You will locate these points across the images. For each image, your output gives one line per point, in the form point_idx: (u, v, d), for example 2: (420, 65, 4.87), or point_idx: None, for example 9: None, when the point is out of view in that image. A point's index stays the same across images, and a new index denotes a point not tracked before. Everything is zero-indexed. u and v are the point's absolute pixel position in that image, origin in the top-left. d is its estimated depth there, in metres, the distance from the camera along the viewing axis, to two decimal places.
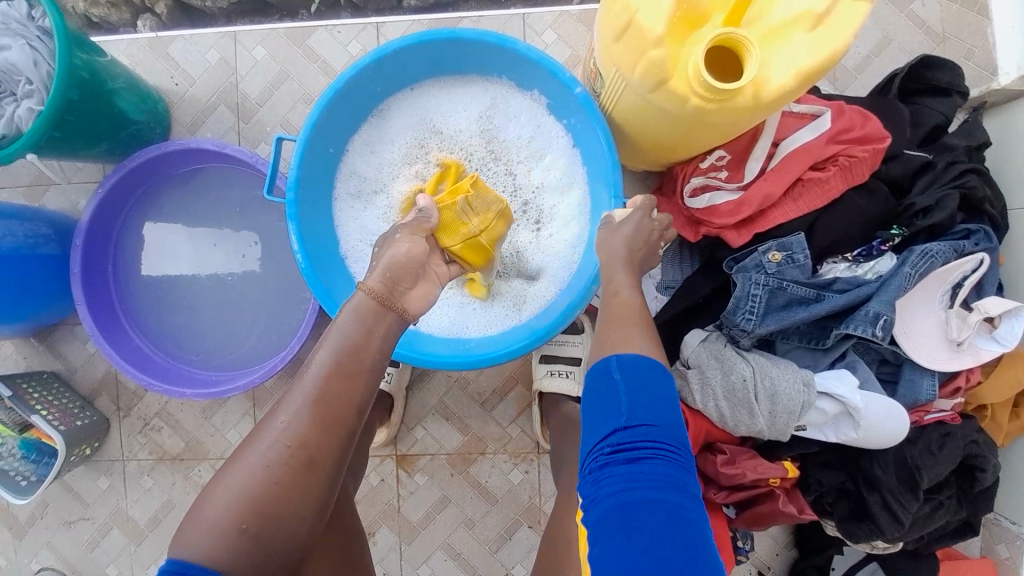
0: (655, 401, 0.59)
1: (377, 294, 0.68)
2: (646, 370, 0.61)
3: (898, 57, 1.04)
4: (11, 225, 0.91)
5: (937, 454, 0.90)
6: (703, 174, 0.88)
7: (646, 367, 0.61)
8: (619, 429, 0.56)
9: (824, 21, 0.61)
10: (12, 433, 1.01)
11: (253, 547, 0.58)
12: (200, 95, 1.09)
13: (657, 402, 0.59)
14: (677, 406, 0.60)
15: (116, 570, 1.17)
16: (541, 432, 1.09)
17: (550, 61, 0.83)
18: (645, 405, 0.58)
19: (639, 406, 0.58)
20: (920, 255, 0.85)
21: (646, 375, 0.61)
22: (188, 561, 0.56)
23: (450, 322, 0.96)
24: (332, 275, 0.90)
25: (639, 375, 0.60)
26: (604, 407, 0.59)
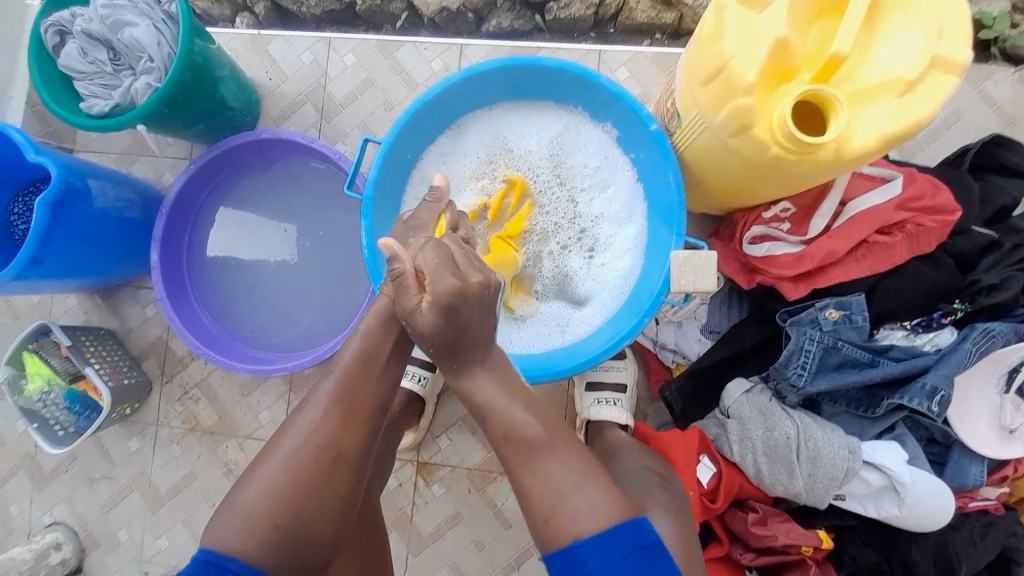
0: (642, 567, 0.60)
1: (411, 298, 0.72)
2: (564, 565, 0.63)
3: (966, 133, 1.05)
4: (107, 189, 0.97)
5: (979, 543, 0.85)
6: (764, 224, 0.89)
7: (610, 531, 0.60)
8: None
9: (911, 90, 0.64)
10: (62, 382, 1.06)
11: (290, 533, 0.61)
12: (290, 91, 1.16)
13: (644, 563, 0.60)
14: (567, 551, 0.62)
15: (128, 535, 1.18)
16: None
17: (629, 98, 0.87)
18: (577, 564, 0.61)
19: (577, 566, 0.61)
20: (981, 334, 0.85)
21: (618, 542, 0.60)
22: (223, 555, 0.59)
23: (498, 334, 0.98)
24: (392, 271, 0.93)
25: (609, 549, 0.60)
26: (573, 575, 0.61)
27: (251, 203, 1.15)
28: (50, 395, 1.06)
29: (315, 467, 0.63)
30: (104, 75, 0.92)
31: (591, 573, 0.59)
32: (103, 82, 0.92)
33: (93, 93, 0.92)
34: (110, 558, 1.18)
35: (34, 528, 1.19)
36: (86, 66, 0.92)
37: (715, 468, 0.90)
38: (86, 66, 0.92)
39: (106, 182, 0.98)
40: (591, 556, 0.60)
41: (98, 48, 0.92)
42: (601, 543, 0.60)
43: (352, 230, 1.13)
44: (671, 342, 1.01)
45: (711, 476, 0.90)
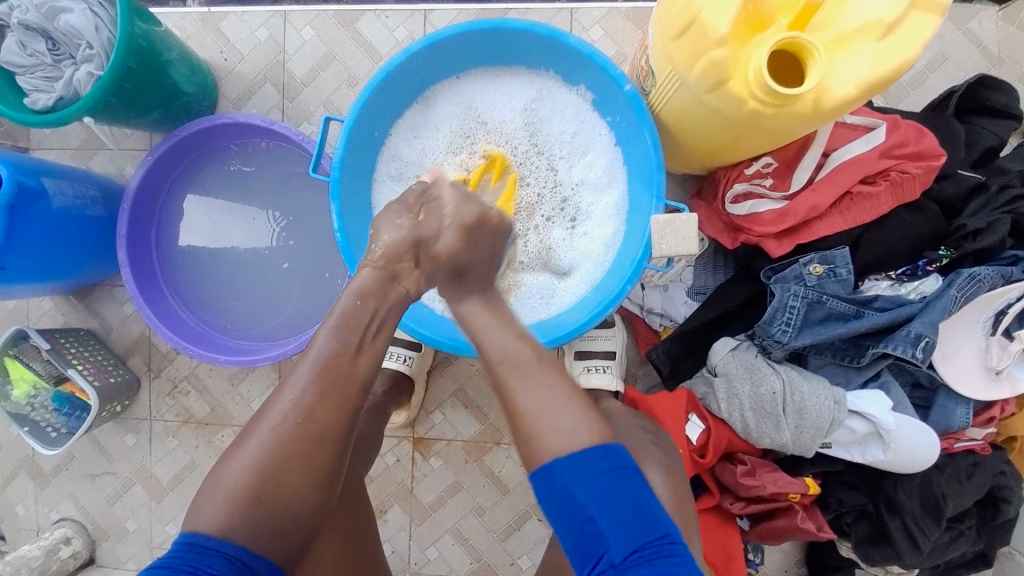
0: (618, 485, 0.57)
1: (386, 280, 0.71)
2: (575, 469, 0.57)
3: (954, 74, 1.01)
4: (63, 186, 0.93)
5: (966, 483, 0.88)
6: (747, 180, 0.87)
7: (589, 453, 0.58)
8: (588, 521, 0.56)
9: (892, 32, 0.60)
10: (47, 385, 1.05)
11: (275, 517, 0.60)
12: (247, 71, 1.09)
13: (620, 483, 0.57)
14: (560, 466, 0.57)
15: (135, 525, 1.20)
16: None
17: (601, 57, 0.82)
18: (588, 491, 0.56)
19: (585, 492, 0.56)
20: (967, 279, 0.83)
21: (599, 459, 0.57)
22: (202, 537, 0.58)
23: None
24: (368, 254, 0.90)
25: (585, 469, 0.57)
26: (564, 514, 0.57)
27: (218, 191, 1.11)
28: (37, 398, 1.05)
29: (303, 442, 0.61)
30: (46, 68, 0.86)
31: (567, 485, 0.57)
32: (45, 75, 0.86)
33: (37, 88, 0.86)
34: (121, 548, 1.21)
35: (42, 525, 1.21)
36: (26, 59, 0.85)
37: (703, 425, 0.91)
38: (26, 59, 0.85)
39: (64, 182, 0.93)
40: (575, 470, 0.57)
41: (36, 40, 0.86)
42: (577, 462, 0.57)
43: (324, 213, 1.10)
44: (658, 307, 1.00)
45: (699, 433, 0.91)
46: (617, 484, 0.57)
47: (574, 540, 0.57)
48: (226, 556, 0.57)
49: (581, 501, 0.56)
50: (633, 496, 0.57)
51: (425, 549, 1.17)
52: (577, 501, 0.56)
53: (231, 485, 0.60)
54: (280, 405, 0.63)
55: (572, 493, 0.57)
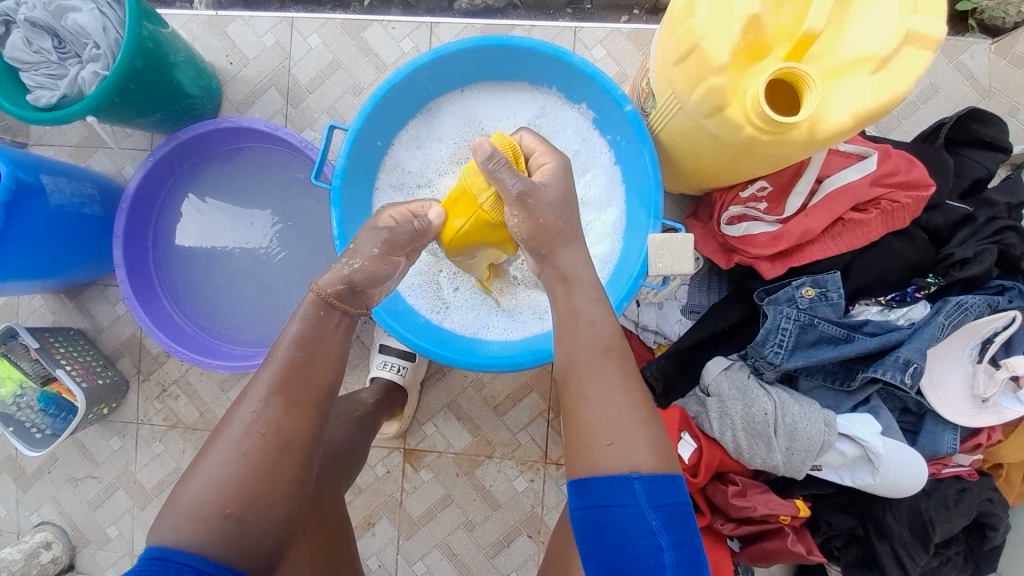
0: (680, 519, 0.58)
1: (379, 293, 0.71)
2: (657, 487, 0.58)
3: (943, 106, 1.04)
4: (61, 184, 0.93)
5: (953, 508, 0.89)
6: (742, 203, 0.89)
7: (669, 479, 0.59)
8: (653, 540, 0.56)
9: (885, 66, 0.62)
10: (34, 384, 1.03)
11: (260, 532, 0.60)
12: (252, 76, 1.11)
13: (680, 518, 0.58)
14: (638, 488, 0.58)
15: (117, 532, 1.18)
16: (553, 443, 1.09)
17: (603, 77, 0.84)
18: (662, 514, 0.57)
19: (657, 513, 0.57)
20: (955, 307, 0.85)
21: (668, 489, 0.58)
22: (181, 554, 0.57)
23: (468, 323, 0.96)
24: None
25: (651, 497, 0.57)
26: (621, 529, 0.57)
27: (218, 194, 1.11)
28: (23, 398, 1.03)
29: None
30: (50, 65, 0.86)
31: (626, 511, 0.57)
32: (50, 73, 0.86)
33: (41, 85, 0.86)
34: (100, 555, 1.18)
35: (21, 529, 1.18)
36: (31, 55, 0.86)
37: (695, 444, 0.92)
38: (31, 56, 0.86)
39: (61, 178, 0.93)
40: (643, 494, 0.57)
41: (42, 36, 0.86)
42: (659, 484, 0.58)
43: (322, 220, 1.10)
44: (652, 324, 1.01)
45: (691, 451, 0.91)
46: (677, 518, 0.58)
47: (611, 558, 0.57)
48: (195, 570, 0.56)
49: (638, 525, 0.56)
50: (687, 535, 0.58)
51: (412, 563, 1.15)
52: (638, 525, 0.56)
53: (216, 491, 0.59)
54: (276, 412, 0.62)
55: (642, 511, 0.57)
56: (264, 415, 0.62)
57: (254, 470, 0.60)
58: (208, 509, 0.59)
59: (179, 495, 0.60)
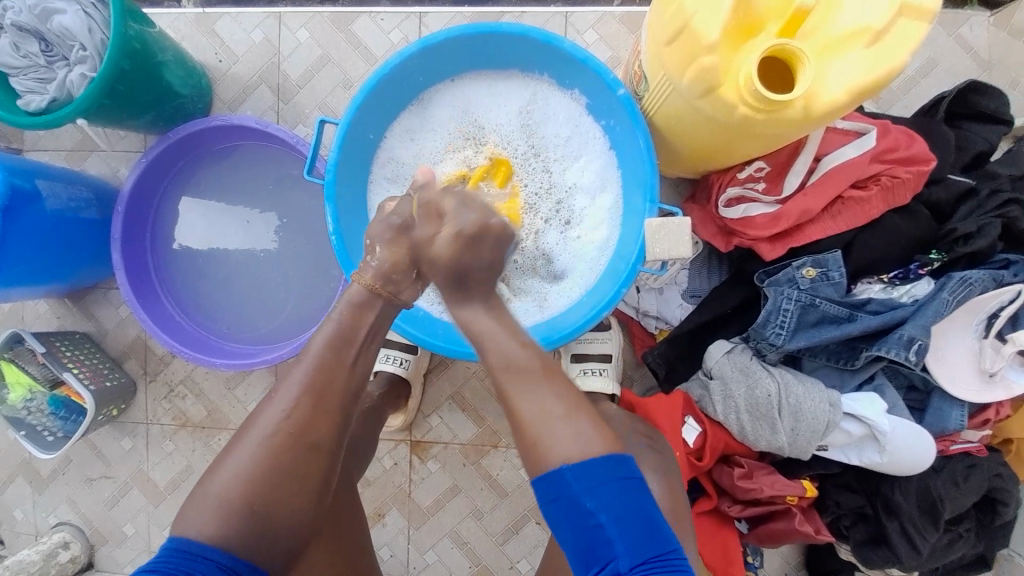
0: (623, 498, 0.57)
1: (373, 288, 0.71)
2: (589, 472, 0.57)
3: (946, 78, 1.02)
4: (57, 189, 0.93)
5: (962, 485, 0.89)
6: (739, 185, 0.87)
7: (595, 462, 0.58)
8: (593, 525, 0.56)
9: (881, 39, 0.61)
10: (43, 388, 1.05)
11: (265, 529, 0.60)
12: (242, 74, 1.10)
13: (625, 500, 0.57)
14: (570, 475, 0.58)
15: (133, 529, 1.20)
16: None
17: (595, 61, 0.82)
18: (597, 499, 0.57)
19: (594, 499, 0.57)
20: (959, 282, 0.84)
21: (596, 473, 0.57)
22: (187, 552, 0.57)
23: None
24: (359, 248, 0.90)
25: (590, 480, 0.57)
26: (569, 521, 0.58)
27: (214, 194, 1.11)
28: (34, 402, 1.05)
29: (299, 457, 0.62)
30: (39, 69, 0.86)
31: (575, 494, 0.57)
32: (39, 77, 0.86)
33: (30, 89, 0.86)
34: (118, 552, 1.20)
35: (39, 530, 1.21)
36: (19, 60, 0.85)
37: (700, 428, 0.92)
38: (19, 60, 0.85)
39: (57, 183, 0.93)
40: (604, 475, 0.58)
41: (29, 41, 0.86)
42: (586, 471, 0.57)
43: (319, 215, 1.10)
44: (653, 309, 1.01)
45: (695, 435, 0.91)
46: (621, 499, 0.57)
47: (578, 545, 0.58)
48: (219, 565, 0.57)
49: (576, 513, 0.57)
50: (638, 512, 0.57)
51: (423, 553, 1.17)
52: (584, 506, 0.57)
53: (221, 489, 0.60)
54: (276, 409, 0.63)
55: (577, 500, 0.57)
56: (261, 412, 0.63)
57: (257, 466, 0.61)
58: (211, 508, 0.59)
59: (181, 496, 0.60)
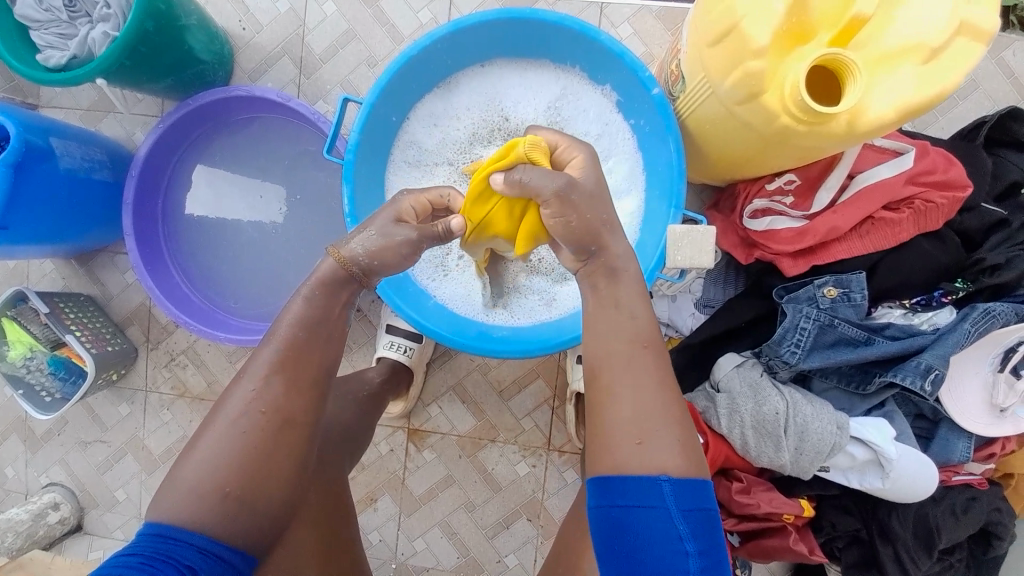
0: (712, 530, 0.55)
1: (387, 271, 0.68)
2: (697, 490, 0.56)
3: (982, 104, 0.99)
4: (70, 147, 0.91)
5: (962, 517, 0.88)
6: (766, 196, 0.85)
7: (697, 482, 0.56)
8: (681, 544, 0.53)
9: (934, 58, 0.59)
10: (43, 348, 1.04)
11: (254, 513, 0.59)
12: (266, 44, 1.07)
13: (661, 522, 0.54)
14: (659, 494, 0.55)
15: (124, 495, 1.20)
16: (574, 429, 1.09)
17: (631, 57, 0.80)
18: (694, 523, 0.54)
19: (691, 520, 0.54)
20: (982, 314, 0.82)
21: (633, 494, 0.55)
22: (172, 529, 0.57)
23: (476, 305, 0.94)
24: None
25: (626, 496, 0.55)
26: (642, 531, 0.54)
27: (228, 165, 1.09)
28: (34, 360, 1.04)
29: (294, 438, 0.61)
30: (60, 24, 0.84)
31: (669, 510, 0.54)
32: (59, 32, 0.84)
33: (50, 44, 0.84)
34: (108, 517, 1.20)
35: (30, 489, 1.20)
36: (40, 13, 0.83)
37: (702, 440, 0.90)
38: (41, 13, 0.83)
39: (71, 142, 0.91)
40: (671, 497, 0.55)
41: None
42: (689, 488, 0.55)
43: (333, 194, 1.08)
44: (665, 316, 0.99)
45: None
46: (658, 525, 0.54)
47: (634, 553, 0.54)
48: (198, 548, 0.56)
49: (662, 525, 0.54)
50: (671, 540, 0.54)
51: (412, 540, 1.17)
52: (661, 526, 0.54)
53: (214, 470, 0.59)
54: (281, 393, 0.61)
55: (668, 517, 0.54)
56: (266, 392, 0.61)
57: (257, 448, 0.60)
58: (206, 485, 0.58)
59: (175, 475, 0.59)
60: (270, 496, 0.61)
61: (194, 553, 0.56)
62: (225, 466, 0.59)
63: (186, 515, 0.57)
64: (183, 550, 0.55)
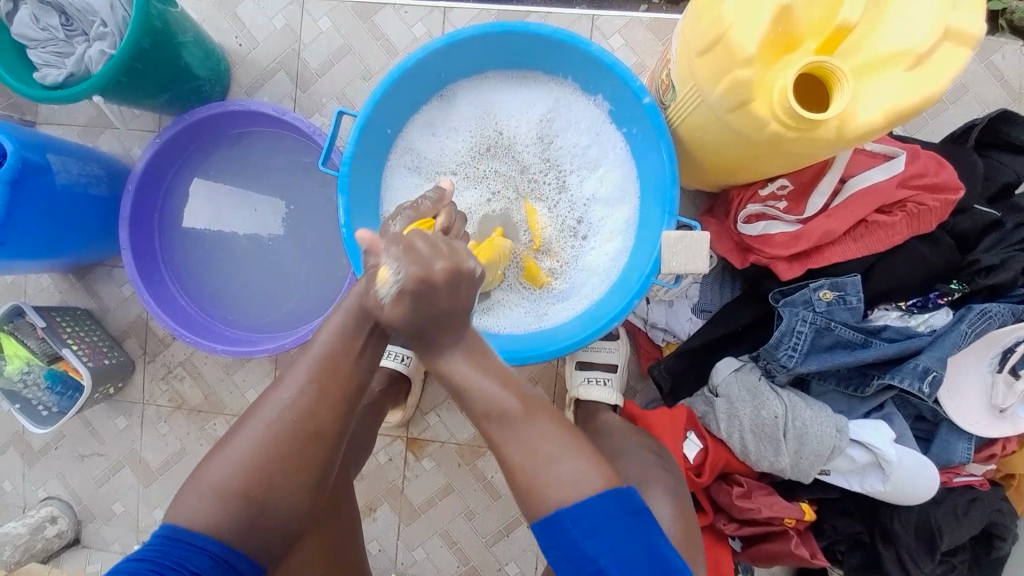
0: (626, 531, 0.58)
1: None
2: (601, 509, 0.58)
3: (971, 107, 1.00)
4: (68, 164, 0.91)
5: (962, 516, 0.87)
6: (760, 202, 0.86)
7: (590, 503, 0.58)
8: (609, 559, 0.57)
9: (922, 63, 0.59)
10: (40, 362, 1.03)
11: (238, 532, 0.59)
12: (262, 59, 1.08)
13: (637, 532, 0.58)
14: (600, 514, 0.58)
15: (122, 508, 1.19)
16: None
17: (622, 68, 0.81)
18: (613, 535, 0.57)
19: (609, 539, 0.57)
20: (979, 314, 0.82)
21: (608, 507, 0.58)
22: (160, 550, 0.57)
23: None
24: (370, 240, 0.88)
25: (592, 522, 0.57)
26: (577, 553, 0.57)
27: (224, 177, 1.09)
28: (30, 375, 1.03)
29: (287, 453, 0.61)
30: (57, 42, 0.85)
31: (576, 537, 0.57)
32: (56, 50, 0.85)
33: (47, 62, 0.85)
34: (106, 531, 1.19)
35: (27, 504, 1.20)
36: (38, 32, 0.84)
37: (701, 444, 0.90)
38: (38, 32, 0.84)
39: (69, 158, 0.92)
40: (573, 526, 0.57)
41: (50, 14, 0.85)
42: (583, 513, 0.57)
43: (329, 204, 1.08)
44: (662, 322, 0.99)
45: (697, 451, 0.90)
46: (631, 530, 0.58)
47: None
48: (210, 554, 0.57)
49: (582, 553, 0.57)
50: (646, 539, 0.59)
51: (412, 550, 1.16)
52: (577, 555, 0.57)
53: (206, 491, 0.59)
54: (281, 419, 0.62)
55: (581, 542, 0.57)
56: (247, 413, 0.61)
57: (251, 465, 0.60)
58: (202, 504, 0.59)
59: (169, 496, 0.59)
60: (260, 510, 0.60)
61: (210, 560, 0.57)
62: (221, 484, 0.59)
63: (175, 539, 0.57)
64: (194, 555, 0.57)
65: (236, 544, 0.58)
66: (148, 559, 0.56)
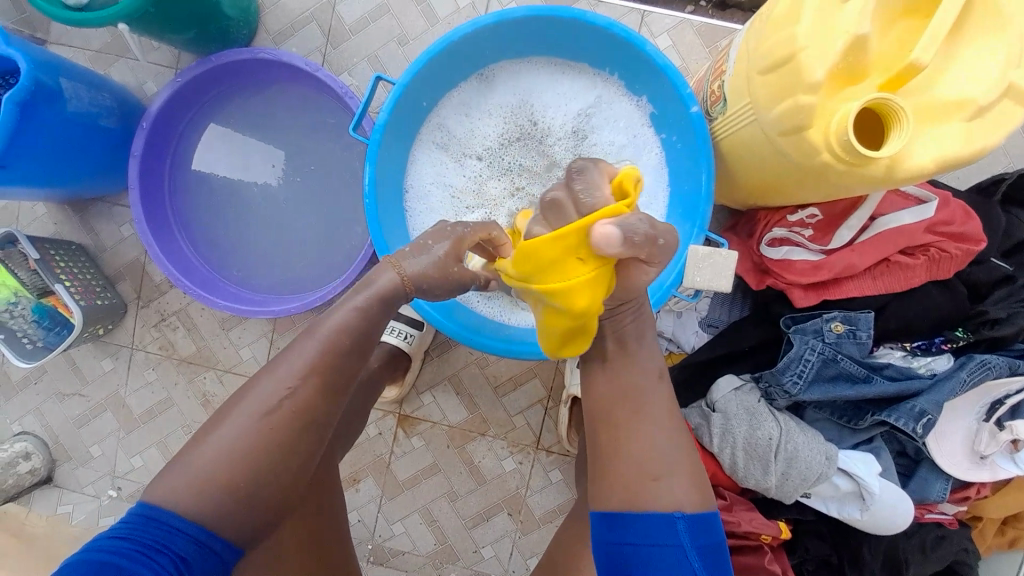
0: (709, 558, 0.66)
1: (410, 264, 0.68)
2: (699, 526, 0.67)
3: (998, 158, 1.01)
4: (79, 90, 0.86)
5: (929, 553, 0.92)
6: (787, 226, 0.86)
7: (693, 517, 0.67)
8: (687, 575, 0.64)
9: (981, 115, 0.59)
10: (28, 295, 0.99)
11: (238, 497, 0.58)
12: (294, 5, 1.03)
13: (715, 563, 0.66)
14: (696, 533, 0.66)
15: (100, 451, 1.17)
16: (565, 434, 1.09)
17: (673, 71, 0.79)
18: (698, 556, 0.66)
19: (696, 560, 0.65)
20: (978, 365, 0.85)
21: (705, 529, 0.67)
22: (157, 507, 0.56)
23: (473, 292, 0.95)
24: (391, 212, 0.87)
25: (692, 534, 0.66)
26: (660, 556, 0.65)
27: (243, 127, 1.06)
28: (17, 307, 0.99)
29: (295, 425, 0.60)
30: None
31: (666, 541, 0.66)
32: None
33: None
34: (81, 472, 1.17)
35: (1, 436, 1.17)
36: None
37: None
38: None
39: (80, 84, 0.87)
40: (678, 532, 0.66)
41: None
42: (688, 524, 0.66)
43: (349, 169, 1.05)
44: (669, 331, 1.00)
45: None
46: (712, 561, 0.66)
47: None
48: (190, 539, 0.55)
49: (665, 558, 0.65)
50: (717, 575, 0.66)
51: (392, 524, 1.17)
52: (658, 557, 0.65)
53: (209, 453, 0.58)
54: (293, 384, 0.61)
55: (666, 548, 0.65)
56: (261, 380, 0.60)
57: (257, 433, 0.59)
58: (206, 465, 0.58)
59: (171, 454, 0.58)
60: (263, 477, 0.59)
61: (188, 543, 0.55)
62: (225, 445, 0.58)
63: (173, 499, 0.56)
64: (174, 538, 0.54)
65: (235, 509, 0.58)
66: (129, 537, 0.54)
